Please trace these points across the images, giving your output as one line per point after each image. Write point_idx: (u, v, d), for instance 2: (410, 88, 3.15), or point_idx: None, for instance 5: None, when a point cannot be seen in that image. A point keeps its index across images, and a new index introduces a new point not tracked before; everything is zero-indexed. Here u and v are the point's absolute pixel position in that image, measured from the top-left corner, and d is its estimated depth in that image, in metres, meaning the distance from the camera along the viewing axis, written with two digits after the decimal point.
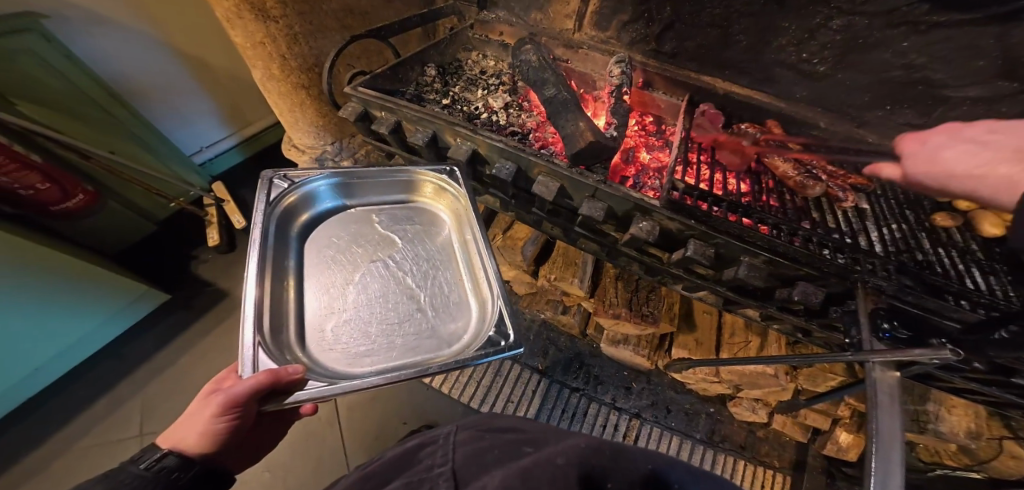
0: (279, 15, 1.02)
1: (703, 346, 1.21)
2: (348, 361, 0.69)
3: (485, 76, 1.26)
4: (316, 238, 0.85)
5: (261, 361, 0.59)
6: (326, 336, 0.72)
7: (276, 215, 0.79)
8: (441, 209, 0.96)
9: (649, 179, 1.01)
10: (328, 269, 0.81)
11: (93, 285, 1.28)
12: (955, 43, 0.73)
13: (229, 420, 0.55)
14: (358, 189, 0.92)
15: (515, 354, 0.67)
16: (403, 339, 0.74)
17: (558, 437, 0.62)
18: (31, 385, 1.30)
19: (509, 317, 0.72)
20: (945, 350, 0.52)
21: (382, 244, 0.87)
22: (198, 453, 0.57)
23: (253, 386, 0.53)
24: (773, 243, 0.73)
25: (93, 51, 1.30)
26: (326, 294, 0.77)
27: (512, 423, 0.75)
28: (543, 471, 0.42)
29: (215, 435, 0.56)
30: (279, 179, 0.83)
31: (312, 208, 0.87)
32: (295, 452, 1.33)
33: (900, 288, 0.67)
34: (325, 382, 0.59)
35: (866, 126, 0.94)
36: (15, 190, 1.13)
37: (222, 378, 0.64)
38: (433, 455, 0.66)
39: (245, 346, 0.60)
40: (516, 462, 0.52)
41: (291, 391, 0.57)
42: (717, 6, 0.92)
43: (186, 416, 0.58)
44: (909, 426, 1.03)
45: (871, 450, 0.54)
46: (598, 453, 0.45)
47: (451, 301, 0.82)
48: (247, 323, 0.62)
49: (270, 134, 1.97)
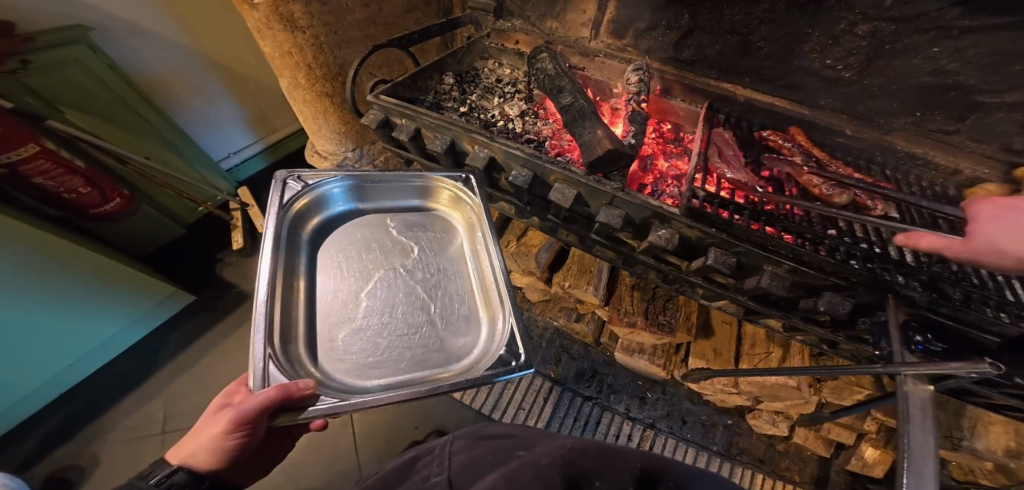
0: (306, 26, 1.05)
1: (722, 357, 1.18)
2: (358, 372, 0.70)
3: (501, 84, 1.28)
4: (328, 242, 0.87)
5: (271, 374, 0.61)
6: (338, 346, 0.73)
7: (288, 218, 0.82)
8: (454, 217, 0.97)
9: (667, 187, 1.00)
10: (340, 274, 0.83)
11: (124, 285, 1.34)
12: (987, 48, 0.71)
13: (240, 436, 0.57)
14: (371, 193, 0.94)
15: (525, 374, 0.67)
16: (412, 352, 0.74)
17: (549, 436, 0.59)
18: (64, 382, 1.36)
19: (520, 336, 0.71)
20: (984, 364, 0.50)
21: (395, 251, 0.88)
22: (207, 467, 0.59)
23: (263, 402, 0.55)
24: (797, 252, 0.71)
25: (134, 61, 1.37)
26: (338, 301, 0.79)
27: (507, 427, 0.73)
28: (526, 471, 0.44)
29: (225, 451, 0.59)
30: (293, 180, 0.86)
31: (325, 210, 0.90)
32: (310, 454, 1.35)
33: (933, 299, 0.64)
34: (337, 397, 0.60)
35: (894, 133, 0.92)
36: (58, 192, 1.21)
37: (231, 391, 0.66)
38: (429, 466, 0.65)
39: (256, 357, 0.61)
40: (503, 465, 0.51)
41: (304, 405, 0.58)
42: (737, 13, 0.91)
43: (195, 431, 0.60)
44: (942, 442, 0.99)
45: (901, 466, 0.53)
46: (583, 454, 0.46)
47: (462, 313, 0.82)
48: (258, 334, 0.64)
49: (293, 140, 2.04)
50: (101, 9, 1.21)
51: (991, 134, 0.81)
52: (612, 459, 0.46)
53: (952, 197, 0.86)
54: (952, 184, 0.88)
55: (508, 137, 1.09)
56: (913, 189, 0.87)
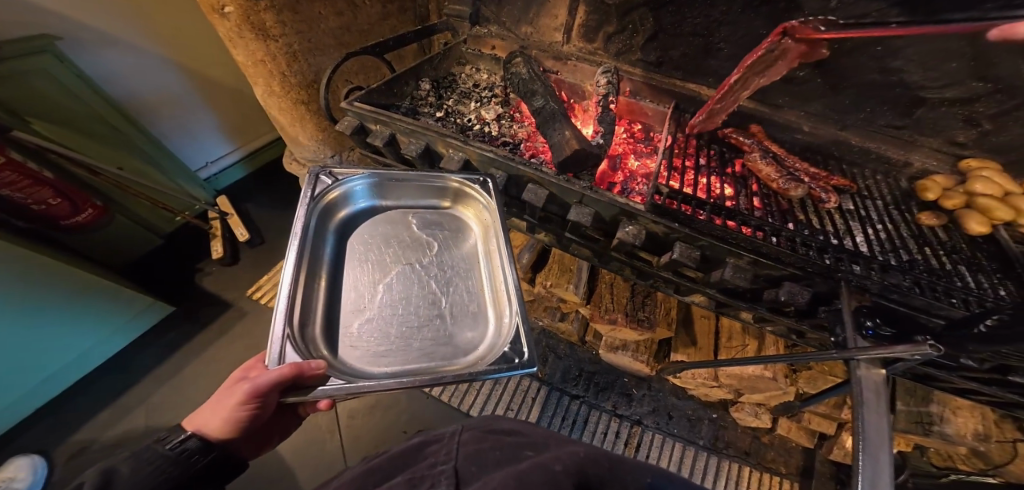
0: (279, 34, 1.06)
1: (702, 350, 1.20)
2: (367, 360, 0.70)
3: (478, 89, 1.30)
4: (353, 234, 0.88)
5: (288, 353, 0.62)
6: (353, 334, 0.73)
7: (318, 209, 0.83)
8: (469, 217, 0.97)
9: (637, 185, 1.04)
10: (361, 266, 0.84)
11: (103, 295, 1.33)
12: (926, 46, 0.77)
13: (251, 409, 0.59)
14: (393, 191, 0.94)
15: (528, 372, 0.67)
16: (420, 343, 0.74)
17: (559, 442, 0.61)
18: (40, 396, 1.33)
19: (525, 335, 0.71)
20: (926, 345, 0.52)
21: (411, 247, 0.89)
22: (218, 438, 0.61)
23: (277, 378, 0.56)
24: (756, 245, 0.74)
25: (106, 71, 1.36)
26: (355, 292, 0.79)
27: (515, 423, 0.72)
28: (539, 473, 0.46)
29: (237, 422, 0.60)
30: (326, 175, 0.88)
31: (350, 206, 0.90)
32: (294, 462, 1.33)
33: (885, 287, 0.68)
34: (344, 379, 0.61)
35: (849, 128, 0.96)
36: (26, 205, 1.18)
37: (250, 366, 0.67)
38: (436, 453, 0.64)
39: (275, 336, 0.63)
40: (514, 465, 0.52)
41: (313, 385, 0.59)
42: (697, 16, 0.95)
43: (211, 402, 0.62)
44: (914, 428, 1.02)
45: (859, 449, 0.56)
46: (595, 464, 0.50)
47: (471, 310, 0.82)
48: (279, 316, 0.66)
49: (273, 148, 2.05)
50: (62, 17, 1.20)
51: (937, 128, 0.87)
52: (622, 472, 0.49)
53: (905, 189, 0.90)
54: (904, 177, 0.92)
55: (484, 140, 1.11)
56: (867, 183, 0.91)
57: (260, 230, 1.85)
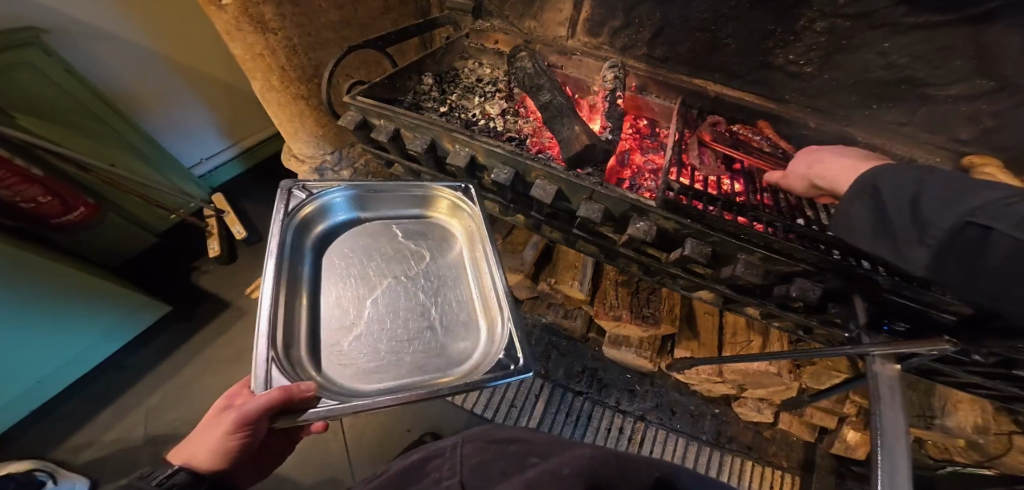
0: (277, 27, 1.04)
1: (705, 346, 1.21)
2: (359, 377, 0.69)
3: (481, 83, 1.28)
4: (331, 250, 0.87)
5: (275, 377, 0.61)
6: (341, 351, 0.72)
7: (293, 226, 0.81)
8: (455, 225, 0.96)
9: (645, 181, 1.04)
10: (343, 281, 0.82)
11: (93, 297, 1.29)
12: (930, 44, 0.76)
13: (242, 437, 0.58)
14: (371, 202, 0.93)
15: (525, 378, 0.66)
16: (413, 356, 0.74)
17: (564, 445, 0.61)
18: (30, 400, 1.29)
19: (519, 340, 0.70)
20: (943, 341, 0.52)
21: (394, 258, 0.88)
22: (207, 469, 0.59)
23: (266, 402, 0.55)
24: (768, 241, 0.74)
25: (94, 66, 1.33)
26: (339, 308, 0.78)
27: (516, 429, 0.72)
28: (550, 479, 0.46)
29: (228, 452, 0.59)
30: (298, 189, 0.85)
31: (327, 220, 0.89)
32: (295, 463, 1.32)
33: (896, 283, 0.67)
34: (337, 400, 0.60)
35: (855, 125, 0.97)
36: (15, 202, 1.15)
37: (235, 393, 0.66)
38: (439, 469, 0.63)
39: (257, 360, 0.61)
40: (521, 473, 0.53)
41: (305, 407, 0.58)
42: (704, 12, 0.94)
43: (199, 433, 0.61)
44: (915, 421, 1.03)
45: (877, 447, 0.55)
46: (604, 464, 0.48)
47: (461, 320, 0.81)
48: (260, 340, 0.63)
49: (270, 144, 2.02)
50: (54, 10, 1.17)
51: (940, 125, 0.87)
52: (628, 464, 0.48)
53: None
54: None
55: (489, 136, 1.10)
56: None
57: (258, 229, 1.82)
